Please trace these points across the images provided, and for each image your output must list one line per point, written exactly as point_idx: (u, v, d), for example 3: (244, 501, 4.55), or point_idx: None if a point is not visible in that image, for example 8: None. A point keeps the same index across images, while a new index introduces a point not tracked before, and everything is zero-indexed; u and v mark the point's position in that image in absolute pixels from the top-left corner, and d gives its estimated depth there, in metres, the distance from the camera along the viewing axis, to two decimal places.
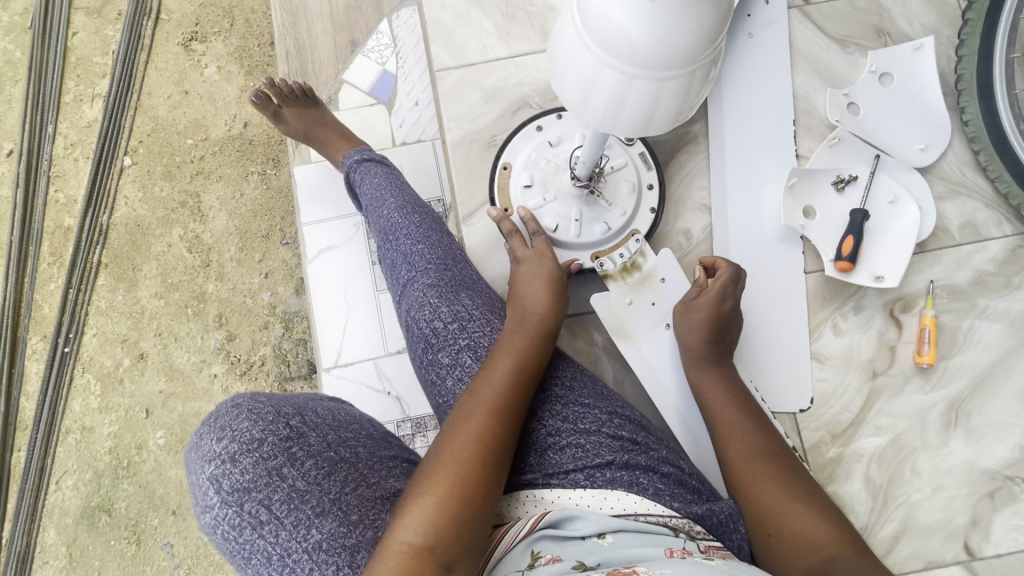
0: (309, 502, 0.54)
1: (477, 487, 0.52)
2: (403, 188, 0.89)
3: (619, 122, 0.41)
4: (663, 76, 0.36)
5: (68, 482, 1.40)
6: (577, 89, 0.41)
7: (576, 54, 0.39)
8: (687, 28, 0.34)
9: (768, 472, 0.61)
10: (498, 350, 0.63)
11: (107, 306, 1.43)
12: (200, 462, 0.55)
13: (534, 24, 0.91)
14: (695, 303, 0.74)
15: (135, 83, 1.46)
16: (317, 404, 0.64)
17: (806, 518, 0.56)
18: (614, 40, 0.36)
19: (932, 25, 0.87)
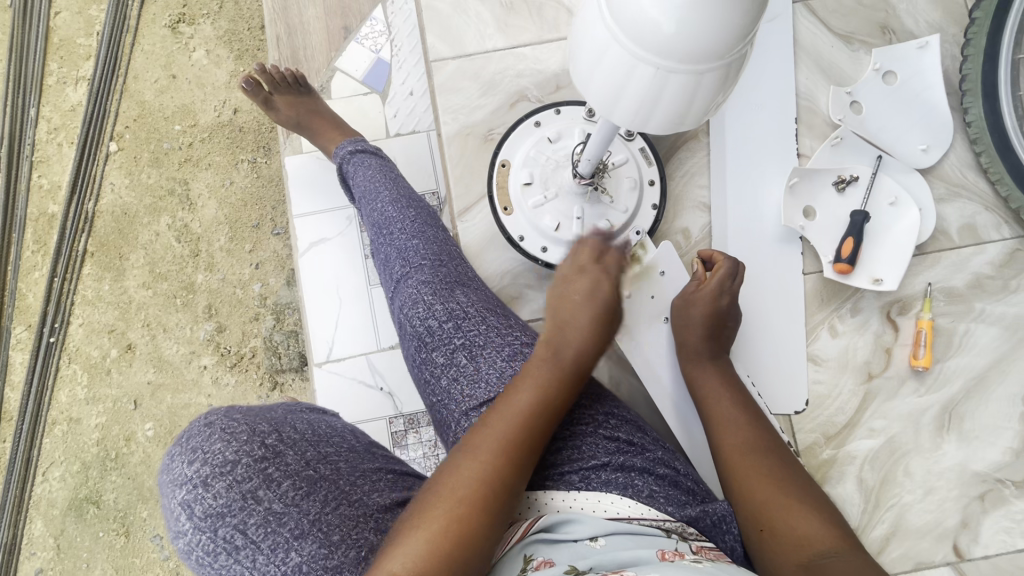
0: (286, 524, 0.53)
1: (476, 532, 0.49)
2: (398, 182, 0.87)
3: (651, 119, 0.40)
4: (700, 67, 0.35)
5: (56, 474, 1.38)
6: (605, 86, 0.39)
7: (605, 49, 0.37)
8: (726, 17, 0.32)
9: (765, 466, 0.59)
10: (521, 380, 0.57)
11: (93, 296, 1.40)
12: (171, 487, 0.53)
13: (533, 13, 0.89)
14: (695, 298, 0.73)
15: (121, 67, 1.42)
16: (297, 418, 0.63)
17: (803, 515, 0.54)
18: (649, 34, 0.34)
19: (937, 23, 0.86)
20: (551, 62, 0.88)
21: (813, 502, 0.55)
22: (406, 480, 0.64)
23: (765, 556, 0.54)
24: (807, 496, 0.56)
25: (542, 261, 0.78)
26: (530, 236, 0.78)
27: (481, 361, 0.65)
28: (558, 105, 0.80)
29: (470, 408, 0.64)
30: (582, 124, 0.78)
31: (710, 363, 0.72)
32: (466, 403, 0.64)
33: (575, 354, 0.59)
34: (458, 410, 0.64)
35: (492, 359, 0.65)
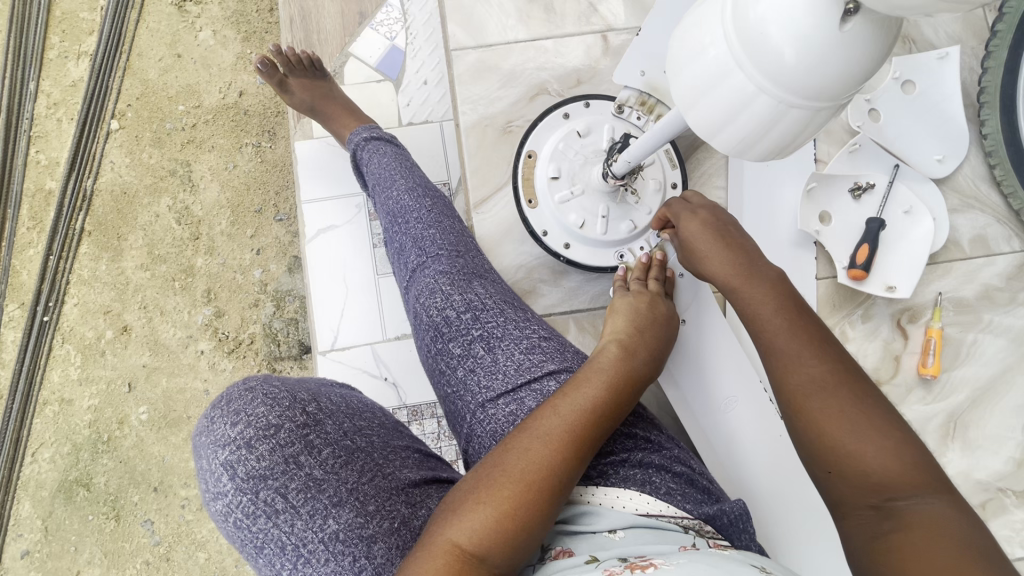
0: (326, 491, 0.52)
1: (541, 516, 0.48)
2: (414, 170, 0.86)
3: (750, 153, 0.34)
4: (828, 103, 0.30)
5: (45, 455, 1.36)
6: (707, 113, 0.33)
7: (719, 74, 0.31)
8: (872, 55, 0.28)
9: (832, 401, 0.50)
10: (591, 375, 0.57)
11: (89, 276, 1.37)
12: (211, 447, 0.52)
13: (556, 6, 0.88)
14: (698, 241, 0.65)
15: (125, 43, 1.39)
16: (331, 390, 0.62)
17: (878, 456, 0.47)
18: (784, 66, 0.28)
19: (956, 35, 0.87)
20: (573, 56, 0.87)
21: (893, 434, 0.48)
22: (431, 461, 0.63)
23: (833, 495, 0.50)
24: (885, 430, 0.48)
25: (564, 258, 0.78)
26: (554, 231, 0.77)
27: (498, 353, 0.65)
28: (588, 98, 0.78)
29: (486, 400, 0.63)
30: (611, 119, 0.77)
31: (756, 282, 0.60)
32: (482, 395, 0.64)
33: (632, 354, 0.62)
34: (474, 402, 0.64)
35: (510, 350, 0.65)
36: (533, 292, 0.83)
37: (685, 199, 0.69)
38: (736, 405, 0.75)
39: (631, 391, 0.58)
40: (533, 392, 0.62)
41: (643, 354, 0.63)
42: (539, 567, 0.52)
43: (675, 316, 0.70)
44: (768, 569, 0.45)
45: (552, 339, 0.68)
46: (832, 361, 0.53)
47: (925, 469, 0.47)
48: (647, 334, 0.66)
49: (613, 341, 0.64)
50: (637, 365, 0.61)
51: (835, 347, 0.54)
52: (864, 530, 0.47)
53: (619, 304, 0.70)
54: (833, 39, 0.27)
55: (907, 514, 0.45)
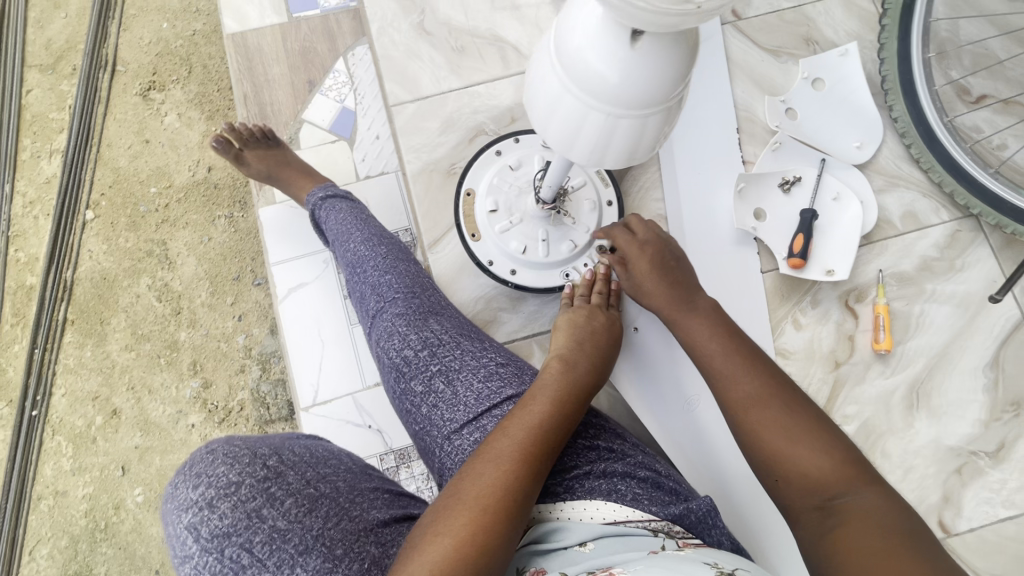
0: (291, 541, 0.53)
1: (501, 538, 0.50)
2: (368, 222, 0.91)
3: (606, 157, 0.41)
4: (647, 112, 0.36)
5: (43, 551, 1.34)
6: (561, 130, 0.40)
7: (559, 97, 0.38)
8: (669, 68, 0.34)
9: (761, 411, 0.56)
10: (538, 393, 0.61)
11: (76, 364, 1.39)
12: (176, 512, 0.54)
13: (483, 54, 0.94)
14: (640, 275, 0.74)
15: (94, 137, 1.46)
16: (294, 442, 0.65)
17: (809, 454, 0.52)
18: (600, 84, 0.35)
19: (855, 32, 0.94)
20: (505, 96, 0.93)
21: (819, 431, 0.54)
22: (403, 500, 0.66)
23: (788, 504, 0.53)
24: (808, 429, 0.54)
25: (512, 283, 0.81)
26: (499, 259, 0.81)
27: (457, 384, 0.68)
28: (518, 133, 0.83)
29: (451, 431, 0.65)
30: (540, 151, 0.82)
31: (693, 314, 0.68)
32: (447, 427, 0.66)
33: (576, 367, 0.67)
34: (441, 435, 0.66)
35: (468, 381, 0.68)
36: (493, 322, 0.85)
37: (630, 228, 0.76)
38: (700, 406, 0.77)
39: (578, 400, 0.63)
40: (493, 418, 0.65)
41: (584, 365, 0.68)
42: None
43: (615, 323, 0.75)
44: (719, 564, 0.49)
45: (509, 366, 0.71)
46: (765, 375, 0.59)
47: (856, 466, 0.51)
48: (588, 346, 0.70)
49: (555, 356, 0.68)
50: (581, 377, 0.65)
51: (765, 361, 0.61)
52: (814, 530, 0.50)
53: (560, 321, 0.74)
54: (630, 58, 0.34)
55: (848, 509, 0.48)
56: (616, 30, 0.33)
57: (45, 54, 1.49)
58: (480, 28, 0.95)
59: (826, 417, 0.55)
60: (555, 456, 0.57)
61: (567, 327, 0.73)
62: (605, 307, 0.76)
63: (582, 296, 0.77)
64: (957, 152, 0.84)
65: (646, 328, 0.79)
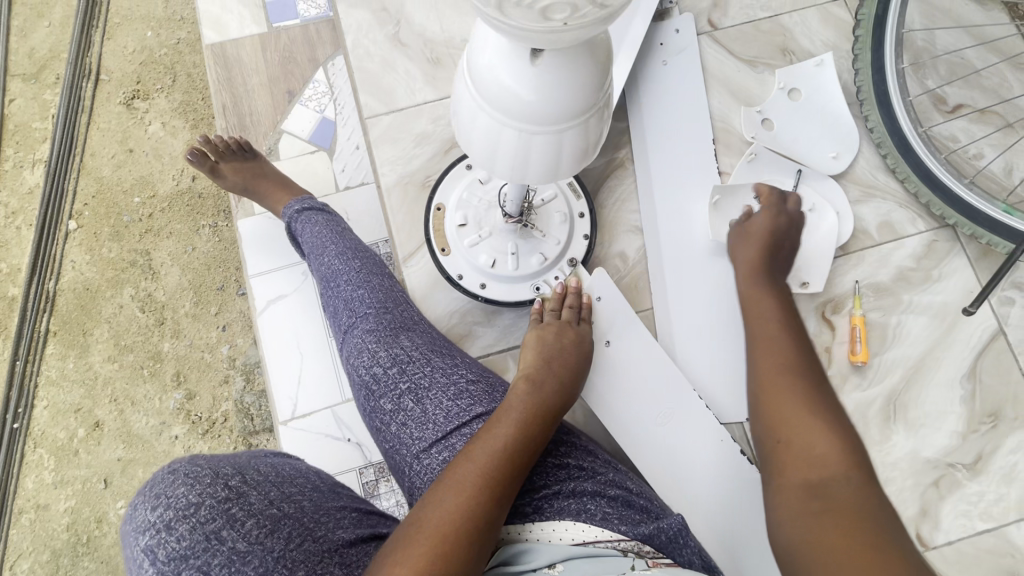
0: (250, 563, 0.52)
1: (460, 565, 0.50)
2: (344, 235, 0.90)
3: (531, 171, 0.42)
4: (560, 127, 0.38)
5: (24, 566, 1.33)
6: (482, 147, 0.41)
7: (476, 114, 0.39)
8: (574, 80, 0.35)
9: (785, 399, 0.63)
10: (503, 415, 0.62)
11: (58, 376, 1.38)
12: (134, 534, 0.53)
13: (459, 65, 0.94)
14: (752, 232, 0.81)
15: (77, 147, 1.45)
16: (260, 461, 0.64)
17: (824, 438, 0.57)
18: (511, 101, 0.36)
19: (831, 42, 0.94)
20: None
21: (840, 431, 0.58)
22: (372, 519, 0.65)
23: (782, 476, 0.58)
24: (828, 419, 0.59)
25: (482, 297, 0.80)
26: (469, 273, 0.80)
27: (427, 402, 0.67)
28: None
29: (420, 450, 0.65)
30: None
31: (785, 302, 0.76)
32: (416, 446, 0.65)
33: (542, 388, 0.68)
34: (410, 453, 0.65)
35: (437, 399, 0.67)
36: (468, 336, 0.84)
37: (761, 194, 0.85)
38: (672, 418, 0.77)
39: (544, 422, 0.64)
40: (463, 436, 0.64)
41: (551, 385, 0.69)
42: None
43: (586, 338, 0.76)
44: None
45: (479, 382, 0.70)
46: (801, 369, 0.66)
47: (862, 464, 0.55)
48: (555, 364, 0.71)
49: (522, 376, 0.70)
50: (547, 398, 0.67)
51: (812, 361, 0.68)
52: (796, 499, 0.54)
53: (529, 338, 0.75)
54: (535, 73, 0.35)
55: (837, 488, 0.53)
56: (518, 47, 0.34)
57: (27, 64, 1.48)
58: (456, 39, 0.95)
59: (857, 430, 0.60)
60: (518, 481, 0.58)
61: (535, 347, 0.74)
62: (576, 323, 0.77)
63: (551, 311, 0.78)
64: (932, 162, 0.84)
65: (618, 342, 0.79)
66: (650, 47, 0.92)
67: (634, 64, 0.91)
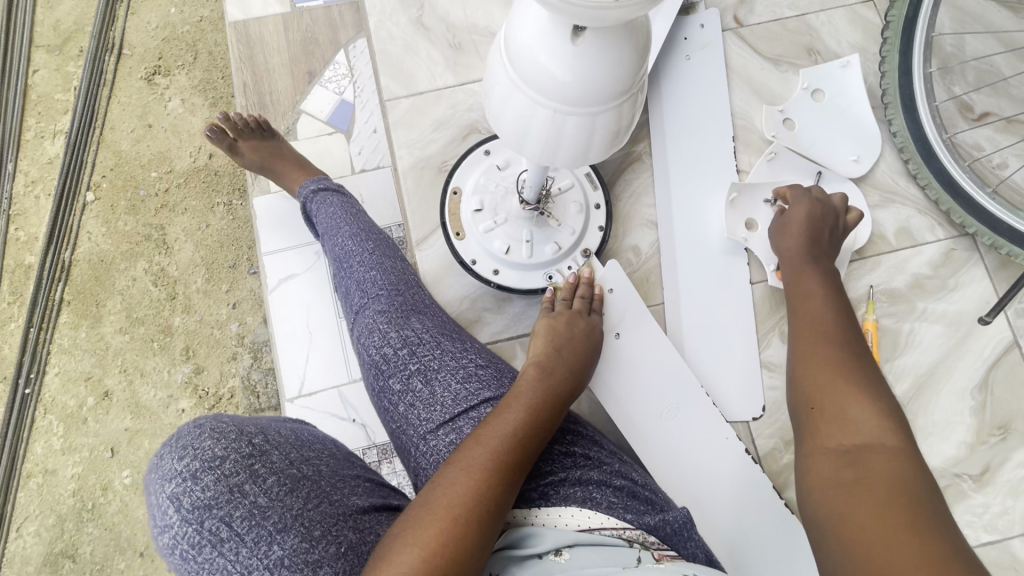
0: (270, 518, 0.55)
1: (470, 548, 0.51)
2: (359, 216, 0.91)
3: (560, 154, 0.42)
4: (593, 110, 0.38)
5: (30, 529, 1.35)
6: (514, 127, 0.42)
7: (510, 93, 0.40)
8: (614, 62, 0.35)
9: (825, 373, 0.61)
10: (513, 401, 0.62)
11: (70, 344, 1.40)
12: (159, 482, 0.56)
13: (481, 51, 0.94)
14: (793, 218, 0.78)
15: (97, 120, 1.46)
16: (281, 424, 0.67)
17: (863, 414, 0.54)
18: (548, 80, 0.37)
19: (858, 44, 0.93)
20: None
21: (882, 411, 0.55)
22: (383, 490, 0.68)
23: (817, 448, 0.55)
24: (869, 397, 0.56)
25: (494, 283, 0.80)
26: (483, 259, 0.80)
27: (435, 384, 0.67)
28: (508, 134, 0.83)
29: (427, 431, 0.65)
30: None
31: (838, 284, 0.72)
32: (423, 427, 0.66)
33: (552, 376, 0.68)
34: (417, 434, 0.66)
35: (446, 381, 0.68)
36: (478, 322, 0.85)
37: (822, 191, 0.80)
38: (680, 413, 0.77)
39: (552, 409, 0.64)
40: (471, 420, 0.65)
41: (561, 374, 0.69)
42: None
43: (595, 329, 0.76)
44: None
45: (490, 368, 0.71)
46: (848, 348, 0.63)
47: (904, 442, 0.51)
48: (565, 353, 0.72)
49: (531, 364, 0.69)
50: (557, 386, 0.67)
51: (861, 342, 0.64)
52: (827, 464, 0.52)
53: (539, 326, 0.75)
54: (575, 51, 0.35)
55: (873, 458, 0.50)
56: (561, 24, 0.35)
57: (52, 35, 1.49)
58: (480, 25, 0.94)
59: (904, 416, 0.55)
60: (527, 467, 0.58)
61: (546, 336, 0.74)
62: (586, 313, 0.77)
63: (562, 299, 0.78)
64: (956, 170, 0.82)
65: (627, 335, 0.79)
66: (674, 42, 0.91)
67: (657, 58, 0.90)
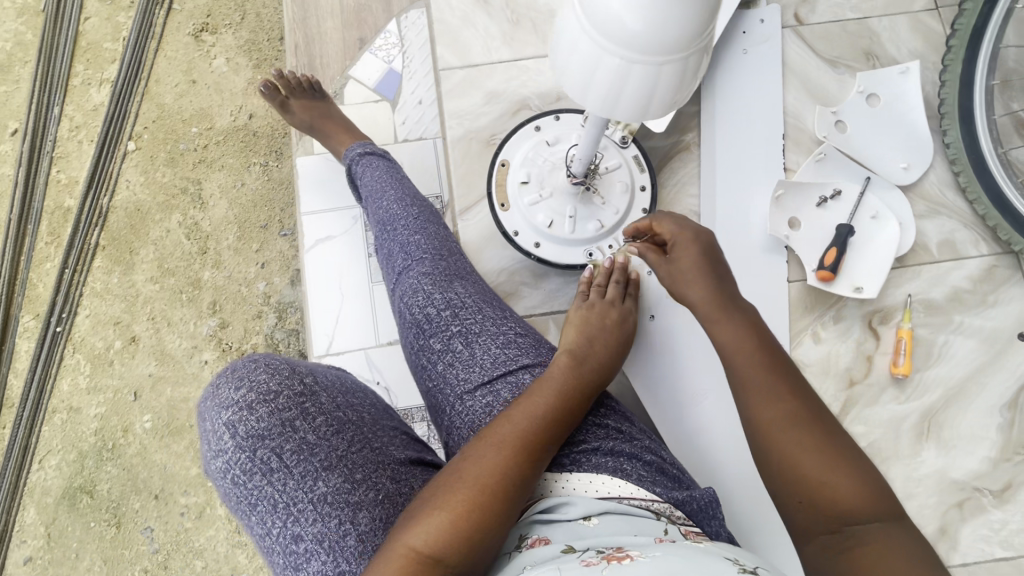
0: (317, 455, 0.58)
1: (496, 517, 0.53)
2: (404, 182, 0.91)
3: (620, 108, 0.43)
4: (659, 60, 0.38)
5: (52, 462, 1.40)
6: (577, 77, 0.42)
7: (576, 40, 0.40)
8: (686, 7, 0.36)
9: (785, 438, 0.54)
10: (545, 383, 0.63)
11: (102, 288, 1.44)
12: (217, 408, 0.58)
13: (537, 29, 0.94)
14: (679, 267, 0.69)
15: (143, 72, 1.49)
16: (327, 370, 0.69)
17: (836, 477, 0.51)
18: (617, 26, 0.37)
19: (919, 51, 0.92)
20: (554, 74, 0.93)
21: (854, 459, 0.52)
22: (417, 445, 0.69)
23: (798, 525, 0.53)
24: (831, 456, 0.52)
25: (534, 256, 0.81)
26: (525, 231, 0.81)
27: (476, 347, 0.69)
28: (559, 111, 0.83)
29: (464, 391, 0.67)
30: (580, 130, 0.82)
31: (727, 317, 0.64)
32: (461, 386, 0.67)
33: (585, 360, 0.67)
34: (453, 394, 0.68)
35: (487, 345, 0.69)
36: (514, 295, 0.87)
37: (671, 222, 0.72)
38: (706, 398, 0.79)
39: (583, 396, 0.64)
40: (508, 384, 0.66)
41: (593, 358, 0.69)
42: (517, 555, 0.55)
43: (626, 317, 0.76)
44: (739, 560, 0.49)
45: (529, 338, 0.72)
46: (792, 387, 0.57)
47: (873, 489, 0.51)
48: (598, 342, 0.72)
49: (564, 351, 0.69)
50: (589, 370, 0.67)
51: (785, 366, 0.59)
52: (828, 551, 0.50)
53: (574, 313, 0.75)
54: None
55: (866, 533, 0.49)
56: None
57: None
58: (538, 3, 0.95)
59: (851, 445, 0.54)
60: (555, 448, 0.59)
61: (579, 324, 0.73)
62: (620, 300, 0.77)
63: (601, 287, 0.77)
64: (1005, 185, 0.83)
65: (661, 317, 0.81)
66: (732, 34, 0.91)
67: (713, 48, 0.90)
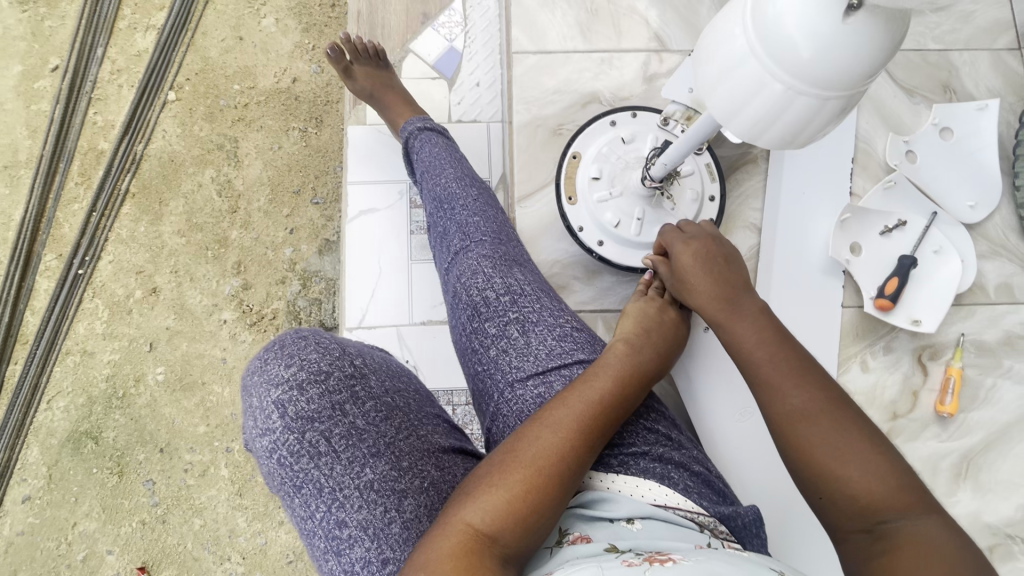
0: (366, 441, 0.55)
1: (552, 500, 0.51)
2: (462, 162, 0.90)
3: (764, 137, 0.42)
4: (829, 94, 0.37)
5: (60, 404, 1.39)
6: (728, 98, 0.41)
7: (738, 61, 0.39)
8: (874, 48, 0.34)
9: (809, 436, 0.52)
10: (601, 369, 0.61)
11: (127, 236, 1.42)
12: (264, 386, 0.55)
13: (616, 23, 0.92)
14: (686, 273, 0.68)
15: (191, 21, 1.46)
16: (373, 351, 0.66)
17: (863, 477, 0.49)
18: (794, 54, 0.36)
19: (997, 90, 0.90)
20: (627, 71, 0.92)
21: (877, 454, 0.50)
22: (458, 434, 0.66)
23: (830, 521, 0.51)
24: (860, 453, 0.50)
25: (596, 254, 0.81)
26: (589, 228, 0.81)
27: (532, 336, 0.68)
28: (636, 109, 0.83)
29: (516, 380, 0.66)
30: (655, 130, 0.81)
31: (743, 314, 0.61)
32: (513, 374, 0.66)
33: (638, 351, 0.66)
34: (504, 380, 0.67)
35: (543, 336, 0.68)
36: (566, 289, 0.87)
37: (677, 228, 0.71)
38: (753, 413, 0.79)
39: (639, 385, 0.62)
40: (561, 376, 0.66)
41: (649, 352, 0.67)
42: (556, 550, 0.54)
43: (683, 324, 0.73)
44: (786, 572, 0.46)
45: (583, 332, 0.71)
46: (814, 385, 0.54)
47: (908, 484, 0.48)
48: (654, 336, 0.69)
49: (621, 339, 0.67)
50: (644, 362, 0.65)
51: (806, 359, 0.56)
52: (862, 552, 0.48)
53: (630, 308, 0.73)
54: (838, 30, 0.34)
55: (901, 534, 0.47)
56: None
57: None
58: None
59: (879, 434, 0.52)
60: (609, 437, 0.57)
61: (635, 320, 0.71)
62: (677, 305, 0.74)
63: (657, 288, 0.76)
64: None
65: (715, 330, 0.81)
66: None
67: None
